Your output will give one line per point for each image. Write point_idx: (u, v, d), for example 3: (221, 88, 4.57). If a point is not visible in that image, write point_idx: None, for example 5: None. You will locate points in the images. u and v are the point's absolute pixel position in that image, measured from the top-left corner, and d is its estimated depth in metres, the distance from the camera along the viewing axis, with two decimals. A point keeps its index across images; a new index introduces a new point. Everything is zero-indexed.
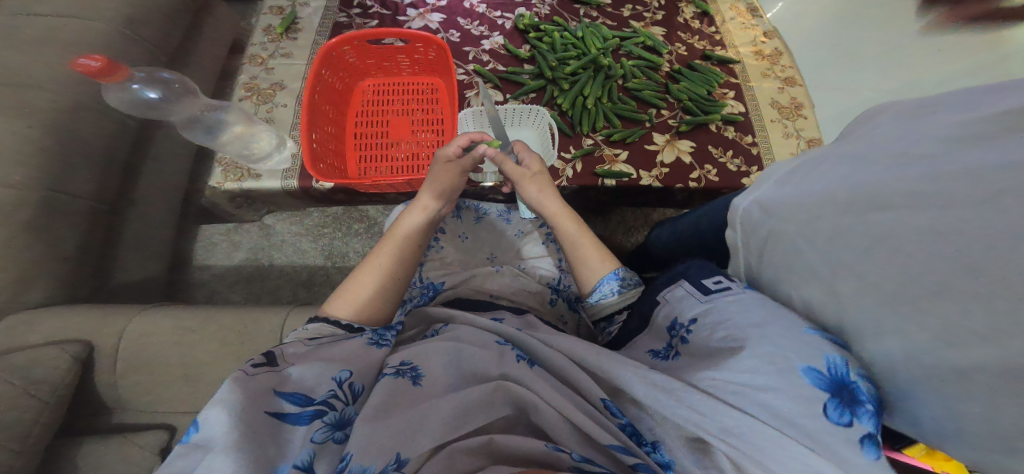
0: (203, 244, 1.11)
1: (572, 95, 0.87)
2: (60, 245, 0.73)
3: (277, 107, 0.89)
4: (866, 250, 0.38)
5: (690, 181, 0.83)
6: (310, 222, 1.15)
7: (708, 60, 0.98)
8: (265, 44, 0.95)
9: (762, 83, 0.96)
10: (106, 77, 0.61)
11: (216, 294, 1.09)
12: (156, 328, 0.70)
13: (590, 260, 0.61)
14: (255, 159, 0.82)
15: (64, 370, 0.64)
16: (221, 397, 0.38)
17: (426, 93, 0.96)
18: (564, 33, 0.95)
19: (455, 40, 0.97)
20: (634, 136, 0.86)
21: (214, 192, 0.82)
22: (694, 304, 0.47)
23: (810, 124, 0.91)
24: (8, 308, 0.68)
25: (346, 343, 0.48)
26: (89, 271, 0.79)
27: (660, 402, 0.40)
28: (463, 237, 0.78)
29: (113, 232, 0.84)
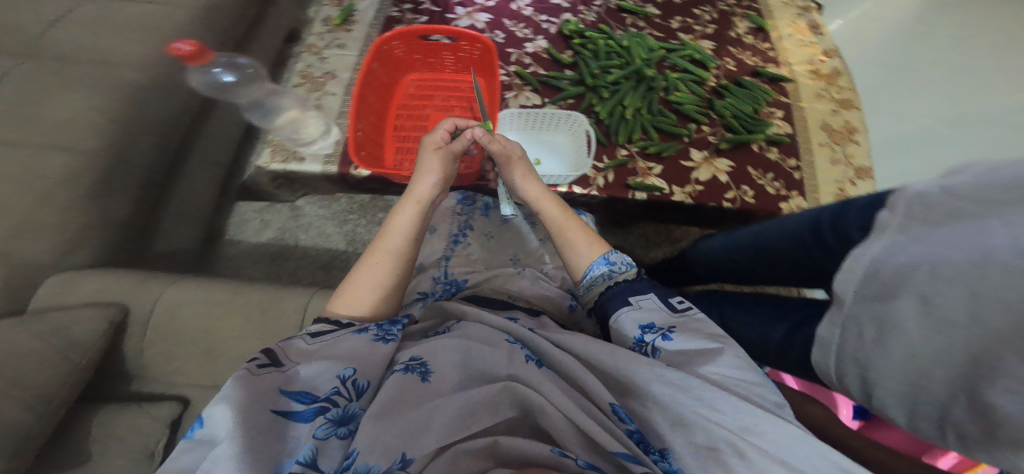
0: (236, 220, 1.15)
1: (611, 103, 0.87)
2: (115, 210, 0.77)
3: (326, 95, 0.91)
4: (922, 288, 0.36)
5: (724, 201, 0.81)
6: (337, 207, 1.18)
7: (759, 78, 0.95)
8: (322, 34, 0.99)
9: (814, 104, 0.93)
10: (195, 62, 0.67)
11: (242, 270, 1.12)
12: (189, 297, 0.73)
13: (581, 247, 0.64)
14: (301, 143, 0.84)
15: (99, 332, 0.67)
16: (225, 395, 0.40)
17: (466, 91, 0.98)
18: (609, 41, 0.95)
19: (500, 41, 0.98)
20: (670, 150, 0.84)
21: (259, 171, 0.85)
22: (667, 317, 0.51)
23: (863, 151, 0.88)
24: (58, 264, 0.71)
25: (351, 339, 0.49)
26: (135, 235, 0.83)
27: (677, 401, 0.42)
28: (490, 237, 0.79)
29: (159, 202, 0.88)
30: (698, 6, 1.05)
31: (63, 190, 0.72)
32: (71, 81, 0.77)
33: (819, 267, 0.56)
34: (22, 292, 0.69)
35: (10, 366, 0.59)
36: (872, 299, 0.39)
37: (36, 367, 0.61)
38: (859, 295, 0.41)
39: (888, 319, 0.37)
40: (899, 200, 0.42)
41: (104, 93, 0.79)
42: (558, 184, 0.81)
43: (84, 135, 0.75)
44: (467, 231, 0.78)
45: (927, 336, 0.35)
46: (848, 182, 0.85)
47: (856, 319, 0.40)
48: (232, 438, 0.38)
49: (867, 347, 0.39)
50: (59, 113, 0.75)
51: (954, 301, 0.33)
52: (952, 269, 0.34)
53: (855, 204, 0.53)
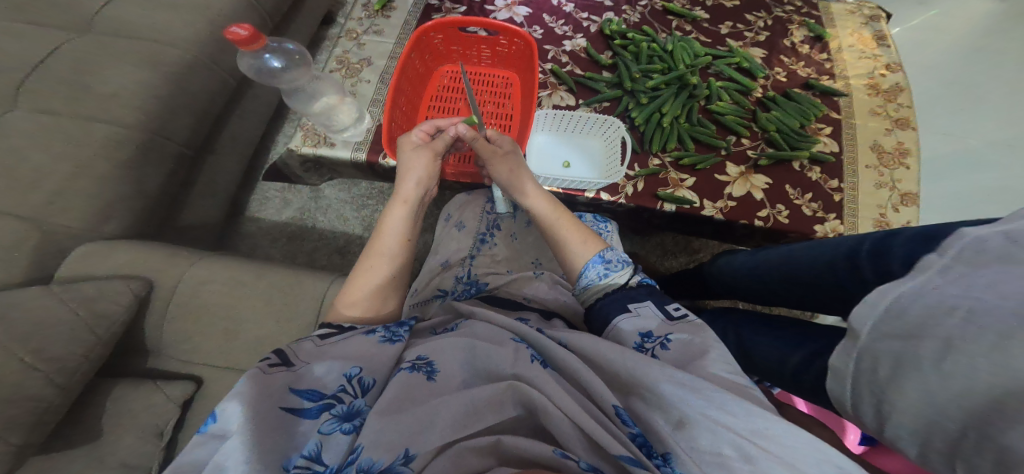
0: (259, 197, 1.16)
1: (648, 110, 0.84)
2: (145, 183, 0.78)
3: (361, 82, 0.91)
4: (949, 331, 0.33)
5: (757, 219, 0.78)
6: (357, 192, 1.18)
7: (810, 90, 0.91)
8: (361, 19, 0.98)
9: (867, 122, 0.88)
10: (248, 47, 0.64)
11: (259, 247, 1.13)
12: (214, 276, 0.74)
13: (574, 243, 0.64)
14: (334, 129, 0.84)
15: (124, 305, 0.68)
16: (238, 392, 0.40)
17: (501, 87, 0.96)
18: (652, 44, 0.92)
19: (538, 37, 0.95)
20: (705, 163, 0.81)
21: (289, 154, 0.85)
22: (663, 324, 0.52)
23: (911, 176, 0.82)
24: (88, 235, 0.73)
25: (359, 341, 0.50)
26: (162, 208, 0.84)
27: (686, 402, 0.41)
28: (514, 238, 0.76)
29: (187, 178, 0.90)
30: (751, 11, 1.01)
31: (99, 160, 0.73)
32: (116, 54, 0.78)
33: (853, 296, 0.54)
34: (52, 259, 0.70)
35: (39, 332, 0.61)
36: (894, 337, 0.36)
37: (64, 336, 0.63)
38: (879, 330, 0.37)
39: (915, 356, 0.34)
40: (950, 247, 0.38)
41: (146, 66, 0.78)
42: (585, 189, 0.80)
43: (124, 107, 0.76)
44: (495, 231, 0.76)
45: (948, 381, 0.31)
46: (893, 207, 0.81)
47: (873, 354, 0.37)
48: (242, 433, 0.38)
49: (881, 385, 0.35)
50: (102, 85, 0.76)
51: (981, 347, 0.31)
52: (989, 317, 0.31)
53: (900, 233, 0.50)
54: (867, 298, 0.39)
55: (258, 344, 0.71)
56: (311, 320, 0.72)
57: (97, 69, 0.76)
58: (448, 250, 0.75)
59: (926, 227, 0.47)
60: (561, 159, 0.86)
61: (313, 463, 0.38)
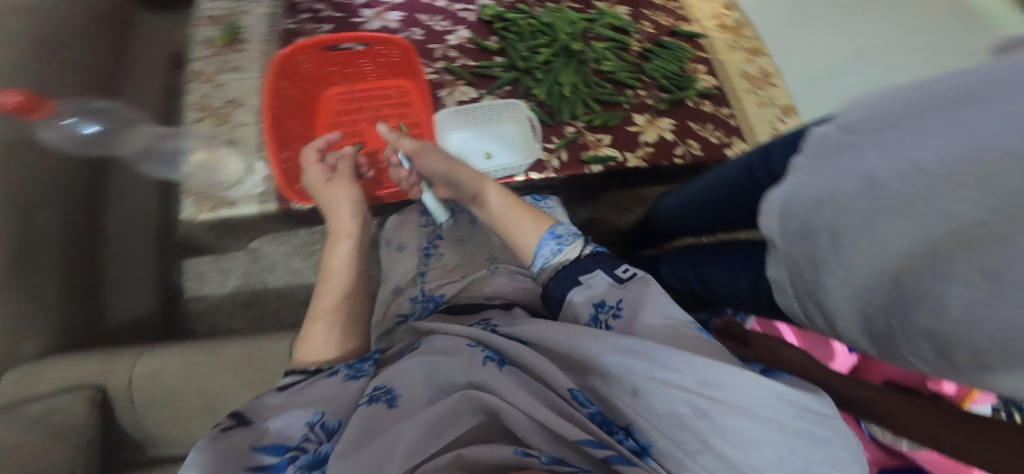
0: (191, 275, 1.05)
1: (547, 84, 0.86)
2: (37, 265, 0.68)
3: (237, 126, 0.78)
4: (830, 224, 0.43)
5: (675, 157, 0.83)
6: (298, 240, 1.10)
7: (677, 36, 0.99)
8: (206, 58, 0.84)
9: (730, 55, 1.04)
10: (29, 114, 0.60)
11: (218, 324, 1.04)
12: (167, 361, 0.72)
13: (520, 222, 0.67)
14: (226, 186, 0.74)
15: (86, 414, 0.66)
16: (193, 462, 0.40)
17: (395, 98, 0.91)
18: (530, 19, 0.92)
19: (419, 39, 0.90)
20: (615, 119, 0.84)
21: (189, 226, 0.74)
22: (616, 291, 0.56)
23: (783, 92, 1.01)
24: (7, 361, 0.66)
25: (322, 384, 0.51)
26: (80, 313, 0.75)
27: (632, 367, 0.46)
28: (462, 241, 0.79)
29: (94, 273, 0.79)
30: None
31: None
32: None
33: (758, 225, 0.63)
34: None
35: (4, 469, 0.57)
36: (799, 241, 0.48)
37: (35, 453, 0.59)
38: (790, 240, 0.49)
39: (813, 252, 0.46)
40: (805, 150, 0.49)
41: None
42: (514, 174, 0.80)
43: None
44: (438, 241, 0.78)
45: (848, 267, 0.41)
46: (779, 120, 0.95)
47: (795, 258, 0.49)
48: None
49: (810, 284, 0.47)
50: None
51: (853, 227, 0.40)
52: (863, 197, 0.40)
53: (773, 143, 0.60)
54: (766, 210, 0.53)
55: None
56: None
57: None
58: (397, 274, 0.75)
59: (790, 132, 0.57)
60: (482, 151, 0.81)
61: None
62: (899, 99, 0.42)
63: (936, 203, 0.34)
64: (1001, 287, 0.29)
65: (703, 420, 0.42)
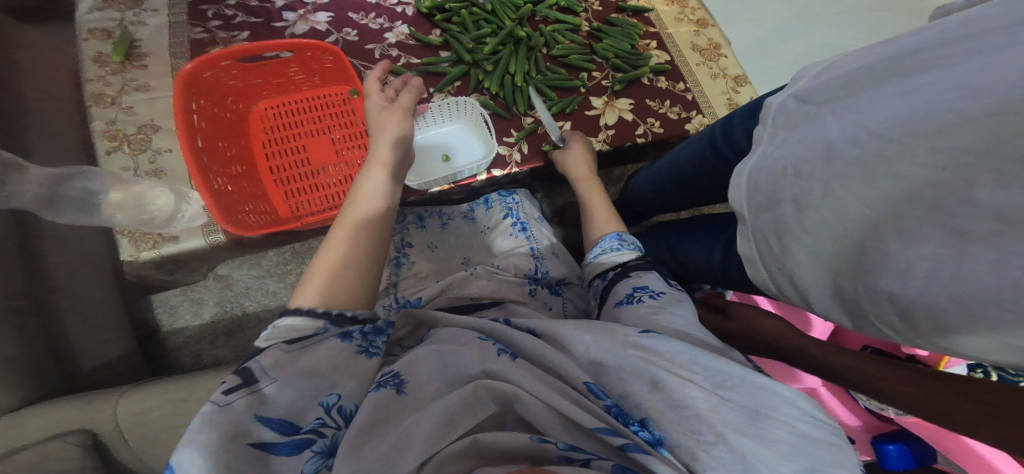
0: (163, 309, 0.99)
1: (498, 75, 0.83)
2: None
3: (159, 154, 0.78)
4: (795, 191, 0.44)
5: (637, 137, 0.84)
6: (268, 263, 1.04)
7: (623, 13, 0.96)
8: (103, 79, 0.82)
9: (677, 28, 0.97)
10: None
11: (203, 354, 0.99)
12: (151, 398, 0.71)
13: (599, 220, 0.70)
14: (160, 223, 0.72)
15: (79, 460, 0.64)
16: (191, 439, 0.35)
17: (337, 105, 0.83)
18: (472, 8, 0.88)
19: (354, 39, 0.88)
20: (572, 105, 0.84)
21: (135, 267, 0.73)
22: (660, 284, 0.58)
23: (731, 62, 0.96)
24: None
25: (331, 346, 0.45)
26: (51, 364, 0.71)
27: (652, 363, 0.47)
28: (432, 247, 0.77)
29: (51, 325, 0.71)
30: None
31: None
32: None
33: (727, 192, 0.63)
34: None
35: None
36: (763, 211, 0.48)
37: None
38: (752, 207, 0.49)
39: (781, 217, 0.45)
40: (767, 115, 0.50)
41: None
42: (477, 174, 0.80)
43: None
44: (407, 249, 0.75)
45: (816, 234, 0.42)
46: (731, 90, 0.92)
47: (761, 231, 0.48)
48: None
49: (778, 253, 0.47)
50: None
51: (816, 196, 0.42)
52: (822, 167, 0.41)
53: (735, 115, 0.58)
54: (734, 181, 0.52)
55: None
56: None
57: None
58: None
59: (750, 103, 0.56)
60: (439, 154, 0.80)
61: None
62: (848, 64, 0.43)
63: (890, 163, 0.36)
64: (968, 243, 0.32)
65: (720, 413, 0.43)
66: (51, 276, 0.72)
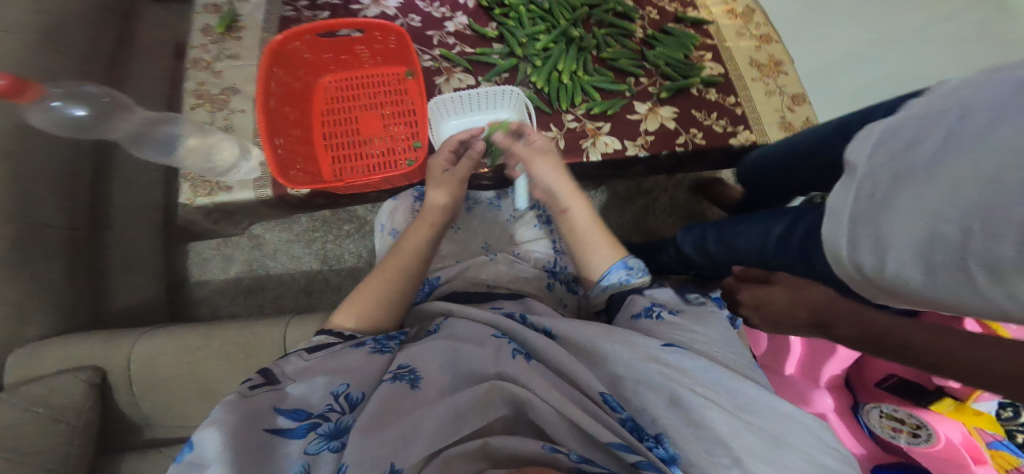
0: (195, 260, 1.09)
1: (545, 71, 0.86)
2: (42, 260, 0.70)
3: (234, 113, 0.84)
4: (947, 127, 0.38)
5: (677, 146, 0.83)
6: (299, 228, 1.12)
7: (681, 23, 0.95)
8: (205, 46, 0.88)
9: (738, 42, 0.95)
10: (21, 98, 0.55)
11: (221, 309, 1.06)
12: (164, 347, 0.72)
13: (599, 248, 0.63)
14: (221, 171, 0.78)
15: (82, 397, 0.67)
16: (214, 419, 0.41)
17: (392, 85, 0.91)
18: (530, 5, 0.91)
19: (417, 25, 0.91)
20: (614, 108, 0.84)
21: (186, 209, 0.79)
22: (677, 302, 0.58)
23: (793, 79, 0.91)
24: (11, 342, 0.67)
25: (350, 354, 0.51)
26: (85, 300, 0.77)
27: (673, 378, 0.46)
28: (455, 229, 0.78)
29: (98, 261, 0.80)
30: None
31: None
32: None
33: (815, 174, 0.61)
34: None
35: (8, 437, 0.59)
36: (891, 156, 0.42)
37: (34, 435, 0.61)
38: (880, 151, 0.43)
39: (913, 156, 0.40)
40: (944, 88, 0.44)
41: None
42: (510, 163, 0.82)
43: None
44: None
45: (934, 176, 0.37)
46: (787, 109, 0.88)
47: (873, 176, 0.43)
48: (220, 460, 0.38)
49: (877, 205, 0.42)
50: None
51: (972, 130, 0.36)
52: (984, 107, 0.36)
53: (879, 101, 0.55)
54: (866, 133, 0.47)
55: None
56: None
57: None
58: None
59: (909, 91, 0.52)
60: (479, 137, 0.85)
61: None
62: None
63: None
64: None
65: (739, 437, 0.42)
66: (112, 206, 0.84)
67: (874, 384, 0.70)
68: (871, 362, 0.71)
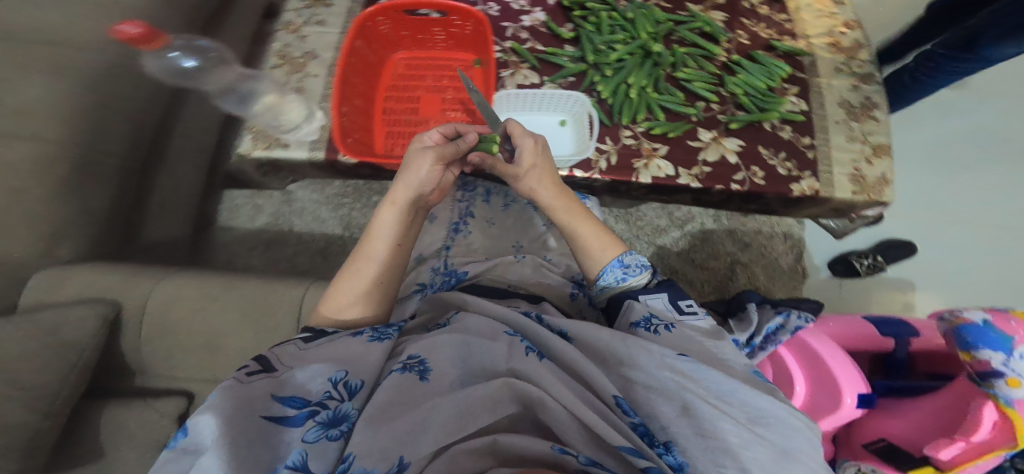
0: (227, 205, 1.11)
1: (614, 82, 0.85)
2: (92, 196, 0.71)
3: (308, 77, 0.86)
4: None
5: (733, 183, 0.80)
6: (331, 190, 1.13)
7: (773, 51, 0.93)
8: (298, 11, 0.92)
9: (834, 79, 0.90)
10: (143, 45, 0.57)
11: (236, 257, 1.08)
12: (183, 290, 0.71)
13: (591, 250, 0.59)
14: (284, 129, 0.79)
15: (91, 331, 0.65)
16: (212, 405, 0.38)
17: (460, 71, 0.93)
18: (612, 13, 0.91)
19: (494, 14, 0.93)
20: (676, 131, 0.83)
21: (242, 160, 0.80)
22: (665, 312, 0.52)
23: (881, 128, 0.85)
24: (43, 261, 0.68)
25: (346, 342, 0.48)
26: (118, 228, 0.78)
27: (687, 389, 0.40)
28: (490, 223, 0.76)
29: (143, 195, 0.83)
30: None
31: (33, 183, 0.66)
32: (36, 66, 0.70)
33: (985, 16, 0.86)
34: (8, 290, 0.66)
35: (8, 363, 0.58)
36: None
37: (34, 366, 0.60)
38: None
39: None
40: None
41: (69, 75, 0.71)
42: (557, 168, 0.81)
43: (48, 122, 0.68)
44: (468, 218, 0.75)
45: None
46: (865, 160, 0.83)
47: None
48: (218, 445, 0.36)
49: None
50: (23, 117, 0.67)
51: None
52: None
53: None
54: None
55: (239, 355, 0.70)
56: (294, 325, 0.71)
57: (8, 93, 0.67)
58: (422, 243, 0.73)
59: None
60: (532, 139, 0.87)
61: None
62: None
63: None
64: None
65: (751, 450, 0.37)
66: (168, 149, 0.87)
67: (861, 445, 0.65)
68: (865, 421, 0.66)
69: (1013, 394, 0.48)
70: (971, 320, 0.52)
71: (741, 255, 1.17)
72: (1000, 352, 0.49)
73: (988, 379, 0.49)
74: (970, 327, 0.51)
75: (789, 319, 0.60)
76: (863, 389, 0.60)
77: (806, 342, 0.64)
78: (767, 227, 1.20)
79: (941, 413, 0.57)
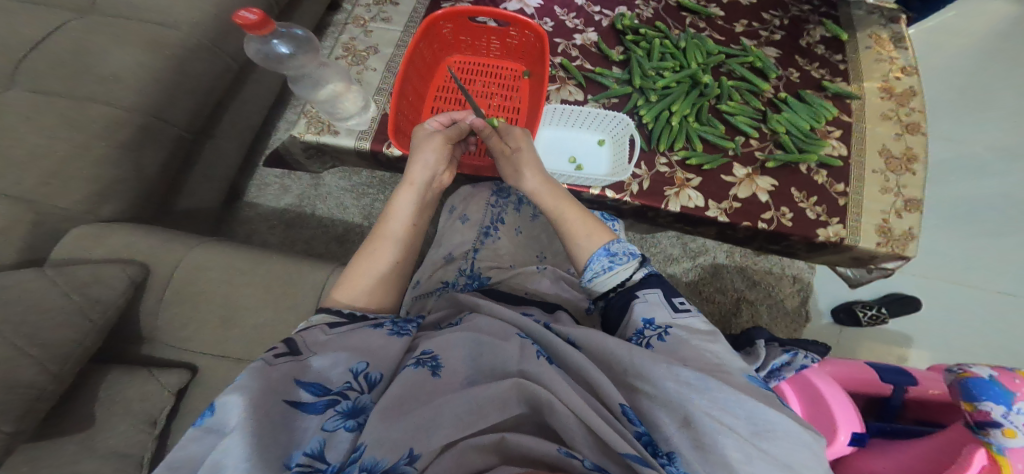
0: (257, 182, 1.14)
1: (657, 108, 0.87)
2: (143, 160, 0.75)
3: (367, 70, 0.90)
4: None
5: (761, 220, 0.80)
6: (358, 179, 1.15)
7: (823, 91, 0.95)
8: (368, 7, 0.97)
9: (877, 126, 0.91)
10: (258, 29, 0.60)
11: (257, 234, 1.10)
12: (214, 261, 0.73)
13: (577, 236, 0.60)
14: (339, 117, 0.82)
15: (119, 292, 0.66)
16: (240, 385, 0.37)
17: (508, 79, 0.97)
18: (664, 41, 0.94)
19: (549, 30, 0.96)
20: (711, 163, 0.83)
21: (293, 141, 0.83)
22: (662, 313, 0.49)
23: (917, 181, 0.84)
24: (83, 218, 0.71)
25: (366, 333, 0.46)
26: (157, 194, 0.80)
27: (690, 400, 0.39)
28: (519, 231, 0.77)
29: (183, 165, 0.86)
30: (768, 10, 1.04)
31: (97, 142, 0.70)
32: (120, 39, 0.75)
33: None
34: (48, 240, 0.68)
35: (35, 313, 0.60)
36: None
37: (57, 321, 0.61)
38: None
39: None
40: None
41: (150, 48, 0.76)
42: (590, 186, 0.82)
43: (122, 90, 0.73)
44: (498, 224, 0.76)
45: None
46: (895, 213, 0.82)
47: None
48: (240, 426, 0.34)
49: None
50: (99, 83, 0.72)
51: None
52: None
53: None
54: None
55: (252, 329, 0.70)
56: (312, 307, 0.71)
57: (91, 59, 0.73)
58: (452, 243, 0.74)
59: None
60: (568, 154, 0.90)
61: (315, 462, 0.35)
62: None
63: None
64: None
65: (752, 465, 0.37)
66: (213, 125, 0.90)
67: None
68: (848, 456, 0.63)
69: (1008, 443, 0.49)
70: (977, 374, 0.53)
71: (748, 292, 1.16)
72: (1001, 404, 0.50)
73: (985, 427, 0.50)
74: (976, 381, 0.52)
75: (795, 357, 0.57)
76: (858, 428, 0.58)
77: (809, 379, 0.62)
78: (779, 267, 1.19)
79: (931, 455, 0.55)
